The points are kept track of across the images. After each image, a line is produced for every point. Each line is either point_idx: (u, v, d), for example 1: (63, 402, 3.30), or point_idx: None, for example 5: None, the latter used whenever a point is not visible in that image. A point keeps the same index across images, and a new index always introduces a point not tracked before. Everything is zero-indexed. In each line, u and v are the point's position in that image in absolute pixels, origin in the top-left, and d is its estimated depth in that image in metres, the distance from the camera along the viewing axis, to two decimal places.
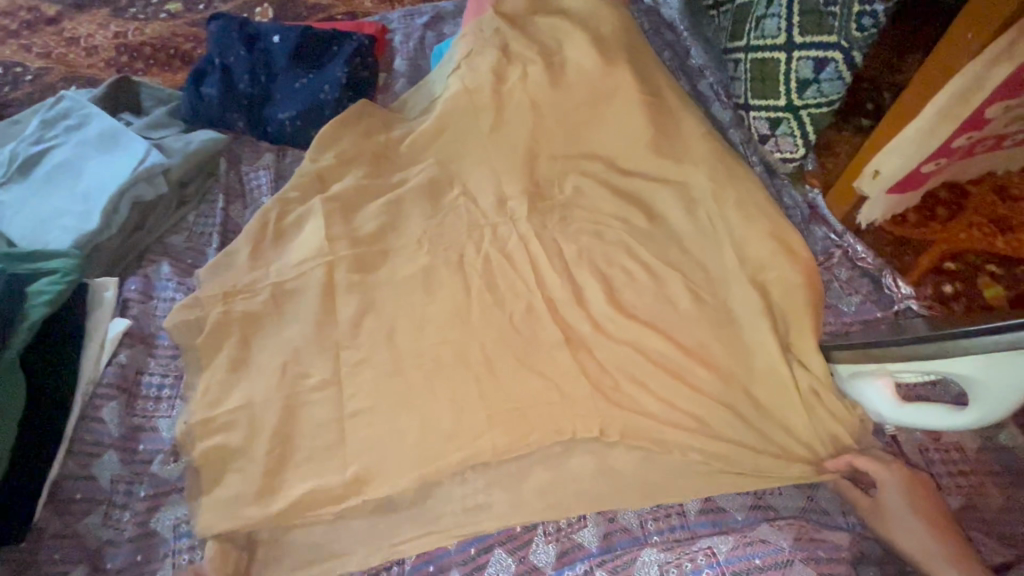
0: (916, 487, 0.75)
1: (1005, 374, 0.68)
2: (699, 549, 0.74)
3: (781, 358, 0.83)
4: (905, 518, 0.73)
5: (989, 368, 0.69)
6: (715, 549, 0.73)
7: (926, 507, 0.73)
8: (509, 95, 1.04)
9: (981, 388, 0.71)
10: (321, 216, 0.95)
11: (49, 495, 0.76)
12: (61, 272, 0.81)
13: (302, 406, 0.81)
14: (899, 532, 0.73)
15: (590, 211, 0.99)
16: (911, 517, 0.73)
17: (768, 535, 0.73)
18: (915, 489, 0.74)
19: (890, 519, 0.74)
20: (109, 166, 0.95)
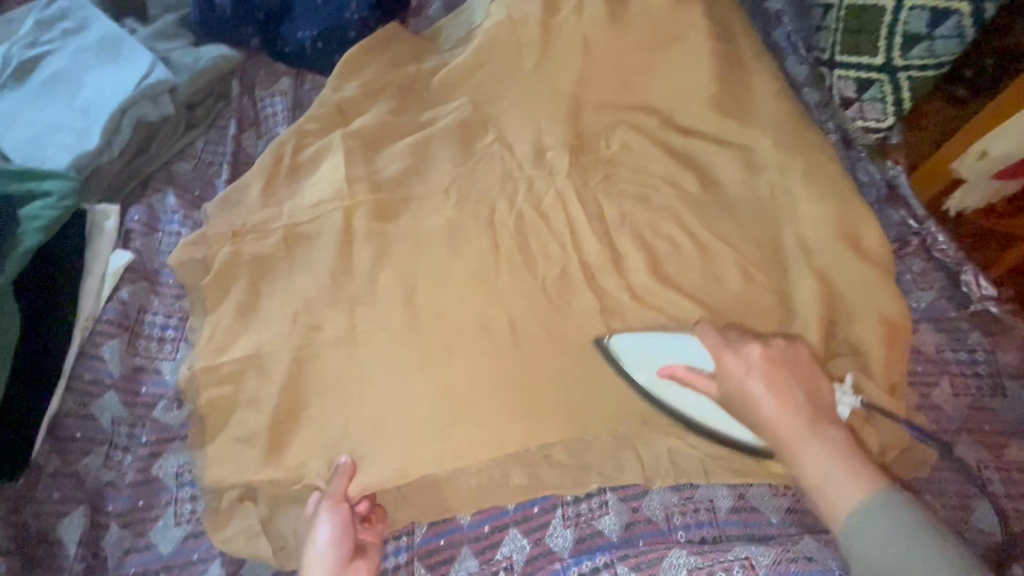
0: (739, 359, 0.66)
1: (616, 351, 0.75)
2: (735, 559, 0.65)
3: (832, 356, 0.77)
4: (750, 391, 0.65)
5: (634, 362, 0.75)
6: (754, 561, 0.65)
7: (751, 376, 0.65)
8: (559, 28, 0.90)
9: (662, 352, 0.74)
10: (340, 153, 0.87)
11: (47, 431, 0.72)
12: (58, 195, 0.74)
13: (312, 359, 0.76)
14: (749, 410, 0.65)
15: (635, 170, 0.89)
16: (755, 390, 0.64)
17: (814, 554, 0.65)
18: (753, 368, 0.65)
19: (739, 400, 0.66)
20: (110, 79, 0.85)
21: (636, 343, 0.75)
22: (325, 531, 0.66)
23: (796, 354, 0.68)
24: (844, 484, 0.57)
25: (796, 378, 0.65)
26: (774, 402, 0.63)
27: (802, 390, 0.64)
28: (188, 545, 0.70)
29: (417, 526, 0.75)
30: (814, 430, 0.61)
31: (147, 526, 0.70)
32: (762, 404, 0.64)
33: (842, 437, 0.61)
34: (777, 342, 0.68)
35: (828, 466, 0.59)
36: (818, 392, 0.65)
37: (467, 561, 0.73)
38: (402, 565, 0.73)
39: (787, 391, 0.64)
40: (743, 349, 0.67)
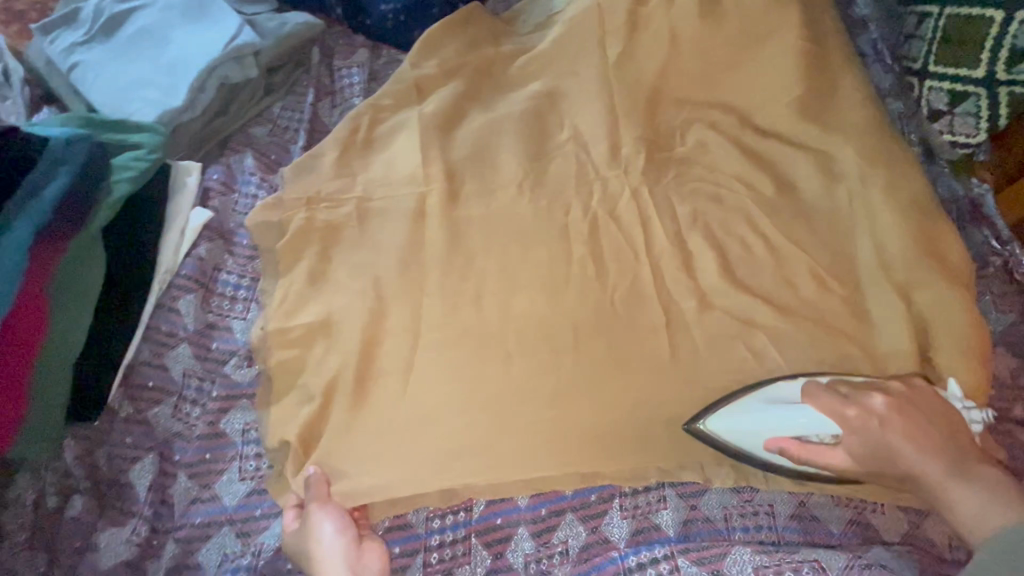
0: (867, 408, 0.64)
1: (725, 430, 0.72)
2: (805, 561, 0.68)
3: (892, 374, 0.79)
4: (891, 444, 0.62)
5: (745, 438, 0.71)
6: (825, 564, 0.68)
7: (887, 427, 0.63)
8: (646, 19, 0.89)
9: (771, 421, 0.70)
10: (417, 132, 0.88)
11: (123, 378, 0.74)
12: (148, 147, 0.75)
13: (382, 331, 0.78)
14: (890, 461, 0.62)
15: (710, 170, 0.89)
16: (894, 440, 0.62)
17: (885, 560, 0.68)
18: (886, 416, 0.63)
19: (877, 455, 0.63)
20: (196, 38, 0.86)
21: (736, 421, 0.71)
22: (329, 524, 0.66)
23: (922, 396, 0.66)
24: (1002, 518, 0.55)
25: (930, 420, 0.63)
26: (914, 447, 0.61)
27: (942, 432, 0.62)
28: (251, 500, 0.71)
29: (475, 503, 0.76)
30: (963, 471, 0.59)
31: (213, 478, 0.72)
32: (912, 452, 0.61)
33: (991, 472, 0.59)
34: (896, 384, 0.66)
35: (984, 504, 0.57)
36: (958, 431, 0.63)
37: (523, 542, 0.74)
38: (460, 539, 0.75)
39: (924, 434, 0.62)
40: (860, 399, 0.65)
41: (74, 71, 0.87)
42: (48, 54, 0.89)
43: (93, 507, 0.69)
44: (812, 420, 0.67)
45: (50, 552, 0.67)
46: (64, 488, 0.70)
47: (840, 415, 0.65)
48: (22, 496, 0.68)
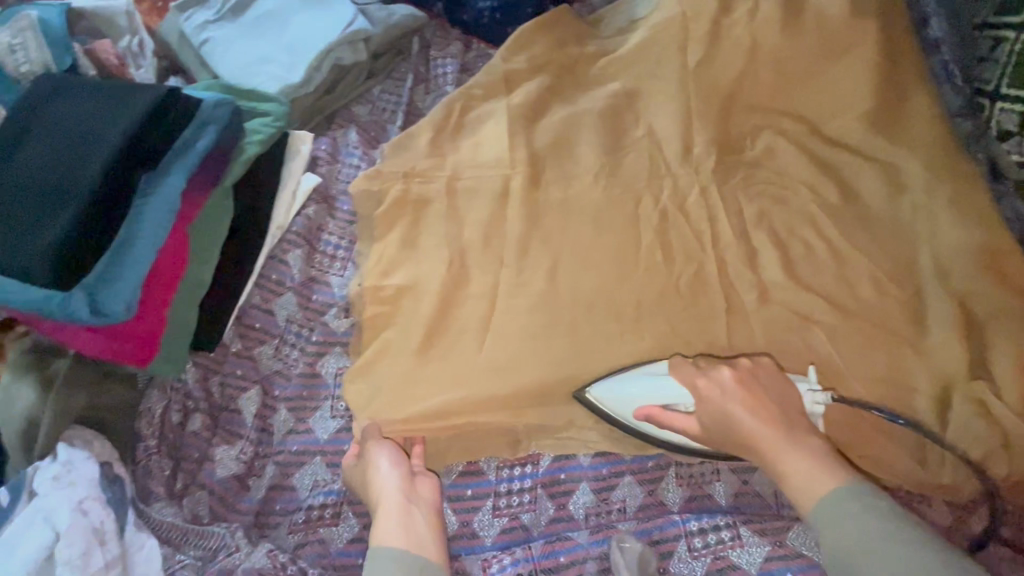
0: (727, 382, 0.73)
1: (609, 398, 0.79)
2: None
3: (942, 381, 0.83)
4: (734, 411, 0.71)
5: (622, 404, 0.78)
6: None
7: (732, 396, 0.72)
8: (729, 28, 0.95)
9: (642, 390, 0.77)
10: (505, 121, 0.95)
11: (235, 317, 0.83)
12: (273, 116, 0.85)
13: (465, 296, 0.85)
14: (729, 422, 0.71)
15: (777, 174, 0.94)
16: (736, 406, 0.71)
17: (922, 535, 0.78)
18: (731, 385, 0.72)
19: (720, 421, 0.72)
20: (315, 22, 0.96)
21: (618, 389, 0.78)
22: (387, 465, 0.72)
23: (766, 371, 0.75)
24: (827, 486, 0.64)
25: (768, 393, 0.73)
26: (748, 414, 0.70)
27: (778, 406, 0.72)
28: (341, 436, 0.79)
29: (542, 458, 0.85)
30: (788, 438, 0.69)
31: (307, 413, 0.80)
32: (744, 419, 0.70)
33: (813, 441, 0.69)
34: (745, 361, 0.75)
35: (817, 472, 0.65)
36: (789, 405, 0.73)
37: (584, 495, 0.82)
38: (527, 489, 0.83)
39: (762, 406, 0.71)
40: (713, 371, 0.74)
41: (204, 46, 0.97)
42: (182, 29, 1.00)
43: (208, 425, 0.78)
44: (673, 391, 0.76)
45: (174, 459, 0.77)
46: (185, 405, 0.79)
47: (693, 384, 0.74)
48: (151, 408, 0.78)
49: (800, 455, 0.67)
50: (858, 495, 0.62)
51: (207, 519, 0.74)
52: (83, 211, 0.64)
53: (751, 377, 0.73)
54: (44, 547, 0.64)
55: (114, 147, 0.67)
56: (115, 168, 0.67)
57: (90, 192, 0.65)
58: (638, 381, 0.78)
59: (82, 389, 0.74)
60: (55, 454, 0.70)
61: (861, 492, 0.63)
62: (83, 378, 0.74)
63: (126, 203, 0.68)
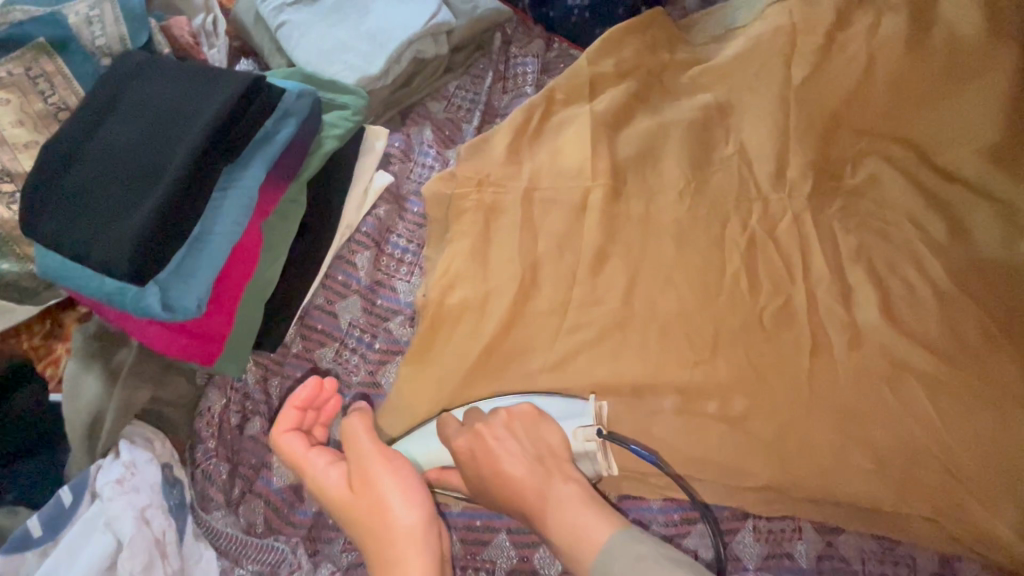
0: (484, 439, 0.68)
1: None
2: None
3: None
4: (499, 456, 0.67)
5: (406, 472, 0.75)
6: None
7: (494, 448, 0.67)
8: (843, 44, 0.87)
9: (419, 449, 0.73)
10: (586, 128, 0.89)
11: (299, 317, 0.81)
12: (352, 109, 0.81)
13: (534, 316, 0.81)
14: (492, 471, 0.66)
15: (880, 205, 0.87)
16: (497, 452, 0.67)
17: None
18: (484, 437, 0.68)
19: (486, 478, 0.67)
20: (398, 11, 0.91)
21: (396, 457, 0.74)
22: (401, 503, 0.60)
23: (522, 417, 0.69)
24: (597, 536, 0.59)
25: (527, 442, 0.68)
26: (506, 459, 0.66)
27: (532, 450, 0.67)
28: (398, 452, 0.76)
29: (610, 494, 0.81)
30: (546, 492, 0.64)
31: None
32: (504, 468, 0.66)
33: (581, 485, 0.64)
34: (500, 413, 0.70)
35: (578, 532, 0.60)
36: (547, 452, 0.68)
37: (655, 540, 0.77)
38: None
39: (518, 456, 0.66)
40: (471, 427, 0.69)
41: (281, 28, 0.94)
42: (259, 10, 0.97)
43: (267, 430, 0.77)
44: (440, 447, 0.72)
45: (231, 462, 0.76)
46: (244, 408, 0.78)
47: (452, 441, 0.70)
48: (211, 406, 0.77)
49: (562, 503, 0.62)
50: (611, 551, 0.57)
51: (263, 530, 0.73)
52: (165, 202, 0.61)
53: (512, 427, 0.68)
54: (106, 553, 0.66)
55: (200, 135, 0.64)
56: (201, 158, 0.64)
57: (175, 182, 0.62)
58: (413, 440, 0.74)
59: (147, 385, 0.74)
60: (117, 452, 0.72)
61: (613, 545, 0.57)
62: (150, 370, 0.75)
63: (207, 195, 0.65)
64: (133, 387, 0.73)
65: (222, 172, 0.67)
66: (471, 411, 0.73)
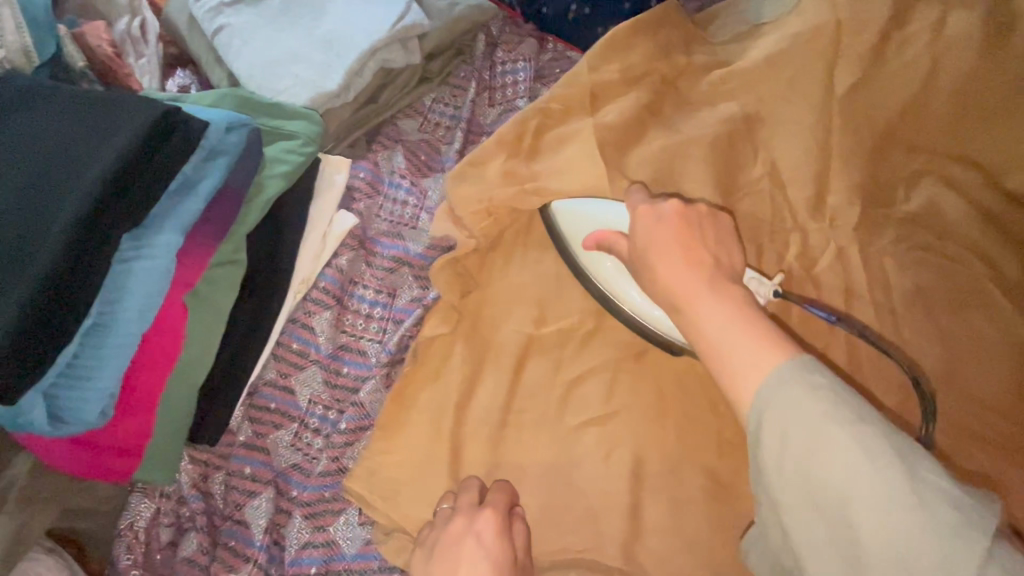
0: (674, 214, 0.54)
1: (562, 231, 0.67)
2: None
3: None
4: (659, 240, 0.53)
5: (570, 230, 0.66)
6: None
7: (669, 227, 0.53)
8: (897, 46, 0.73)
9: (598, 212, 0.63)
10: (592, 143, 0.73)
11: (247, 397, 0.67)
12: (302, 139, 0.66)
13: (533, 381, 0.68)
14: (652, 256, 0.52)
15: (941, 237, 0.72)
16: (667, 230, 0.53)
17: None
18: (664, 215, 0.54)
19: (637, 253, 0.55)
20: (358, 13, 0.75)
21: (572, 216, 0.66)
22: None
23: (718, 220, 0.55)
24: (750, 349, 0.44)
25: (707, 238, 0.53)
26: (679, 243, 0.52)
27: (707, 251, 0.52)
28: (369, 550, 0.65)
29: None
30: (710, 285, 0.49)
31: (328, 519, 0.65)
32: (659, 257, 0.52)
33: (747, 297, 0.49)
34: (699, 205, 0.55)
35: (733, 356, 0.45)
36: (726, 258, 0.53)
37: None
38: None
39: (697, 243, 0.52)
40: (662, 204, 0.56)
41: (219, 34, 0.78)
42: (193, 13, 0.81)
43: (205, 548, 0.65)
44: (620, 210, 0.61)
45: None
46: (178, 521, 0.66)
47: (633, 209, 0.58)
48: (136, 520, 0.66)
49: (719, 304, 0.48)
50: (781, 387, 0.42)
51: None
52: (26, 303, 0.46)
53: (702, 216, 0.54)
54: None
55: (77, 209, 0.49)
56: (82, 239, 0.49)
57: (42, 275, 0.47)
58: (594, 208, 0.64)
59: (51, 505, 0.66)
60: None
61: (787, 376, 0.41)
62: (53, 486, 0.67)
63: (95, 282, 0.51)
64: (33, 509, 0.64)
65: (115, 249, 0.52)
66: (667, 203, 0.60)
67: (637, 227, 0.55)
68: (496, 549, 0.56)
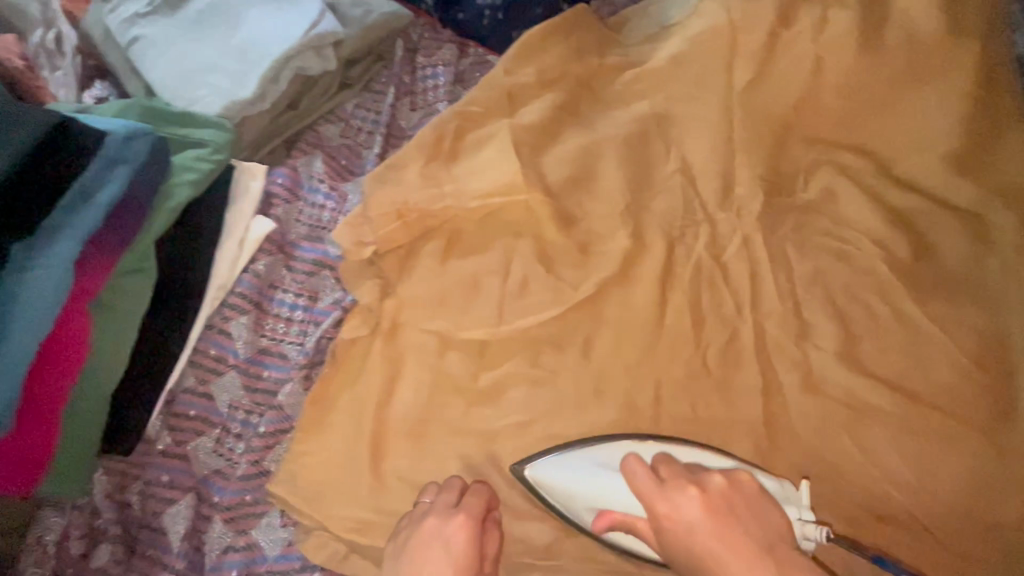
0: (708, 521, 0.56)
1: (563, 475, 0.65)
2: None
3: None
4: (710, 543, 0.55)
5: (581, 476, 0.65)
6: None
7: (713, 538, 0.56)
8: (787, 44, 0.77)
9: (599, 488, 0.64)
10: (507, 145, 0.76)
11: (164, 404, 0.68)
12: (213, 146, 0.68)
13: (456, 377, 0.70)
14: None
15: (837, 222, 0.76)
16: (716, 543, 0.55)
17: None
18: (692, 527, 0.57)
19: (694, 570, 0.56)
20: (272, 21, 0.76)
21: (562, 475, 0.65)
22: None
23: (743, 488, 0.59)
24: None
25: (745, 515, 0.57)
26: (723, 540, 0.55)
27: (759, 532, 0.55)
28: (291, 551, 0.66)
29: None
30: None
31: (249, 522, 0.66)
32: (716, 554, 0.55)
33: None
34: (715, 478, 0.59)
35: None
36: (772, 527, 0.57)
37: None
38: None
39: (743, 530, 0.56)
40: (680, 487, 0.59)
41: (134, 45, 0.78)
42: (107, 25, 0.80)
43: (121, 557, 0.65)
44: (627, 492, 0.63)
45: None
46: (91, 531, 0.66)
47: (649, 503, 0.60)
48: (47, 534, 0.66)
49: None
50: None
51: None
52: None
53: (732, 493, 0.58)
54: None
55: None
56: None
57: None
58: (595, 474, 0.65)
59: None
60: None
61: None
62: None
63: None
64: None
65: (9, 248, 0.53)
66: (665, 453, 0.64)
67: (669, 534, 0.58)
68: (467, 554, 0.61)
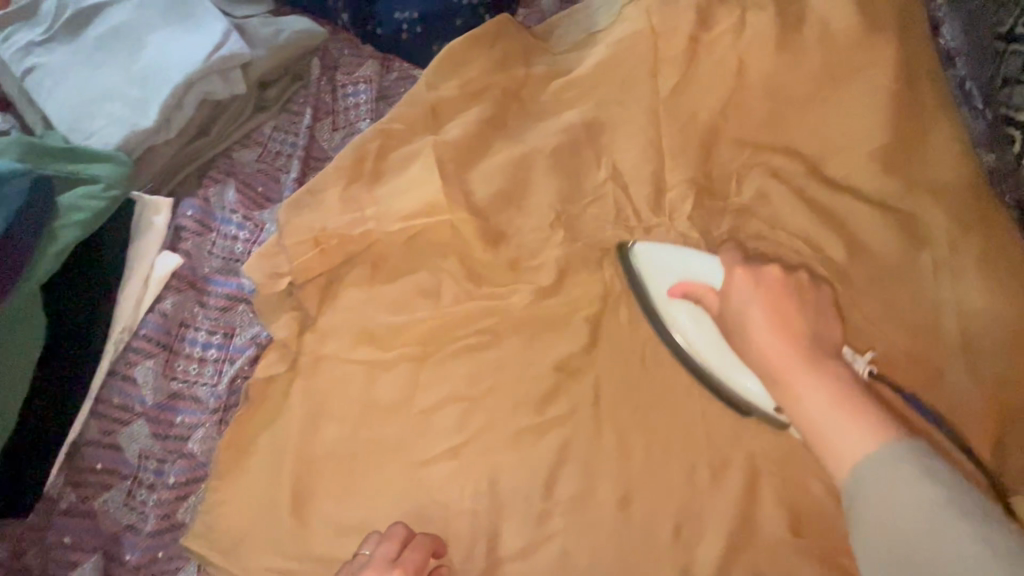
0: (769, 299, 0.56)
1: (650, 268, 0.69)
2: None
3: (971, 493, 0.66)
4: (755, 321, 0.55)
5: (669, 260, 0.67)
6: None
7: (772, 309, 0.55)
8: (710, 47, 0.76)
9: (686, 264, 0.66)
10: (432, 163, 0.72)
11: (66, 459, 0.68)
12: (104, 182, 0.67)
13: (384, 409, 0.68)
14: (747, 342, 0.56)
15: (770, 225, 0.75)
16: (764, 319, 0.55)
17: None
18: (755, 292, 0.57)
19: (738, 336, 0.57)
20: (172, 46, 0.73)
21: (655, 252, 0.69)
22: None
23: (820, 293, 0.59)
24: (863, 434, 0.47)
25: (809, 313, 0.56)
26: (771, 321, 0.55)
27: (811, 329, 0.54)
28: None
29: None
30: (812, 367, 0.52)
31: None
32: (755, 332, 0.55)
33: (845, 372, 0.52)
34: (801, 275, 0.58)
35: (831, 432, 0.49)
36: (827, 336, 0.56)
37: None
38: None
39: (795, 322, 0.55)
40: (755, 267, 0.58)
41: (29, 76, 0.74)
42: None
43: None
44: (713, 271, 0.65)
45: None
46: None
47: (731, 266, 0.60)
48: None
49: (817, 384, 0.51)
50: (885, 469, 0.45)
51: None
52: None
53: (809, 292, 0.57)
54: None
55: None
56: None
57: None
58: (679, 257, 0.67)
59: None
60: None
61: (889, 458, 0.45)
62: None
63: None
64: None
65: None
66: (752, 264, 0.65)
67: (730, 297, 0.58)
68: None
